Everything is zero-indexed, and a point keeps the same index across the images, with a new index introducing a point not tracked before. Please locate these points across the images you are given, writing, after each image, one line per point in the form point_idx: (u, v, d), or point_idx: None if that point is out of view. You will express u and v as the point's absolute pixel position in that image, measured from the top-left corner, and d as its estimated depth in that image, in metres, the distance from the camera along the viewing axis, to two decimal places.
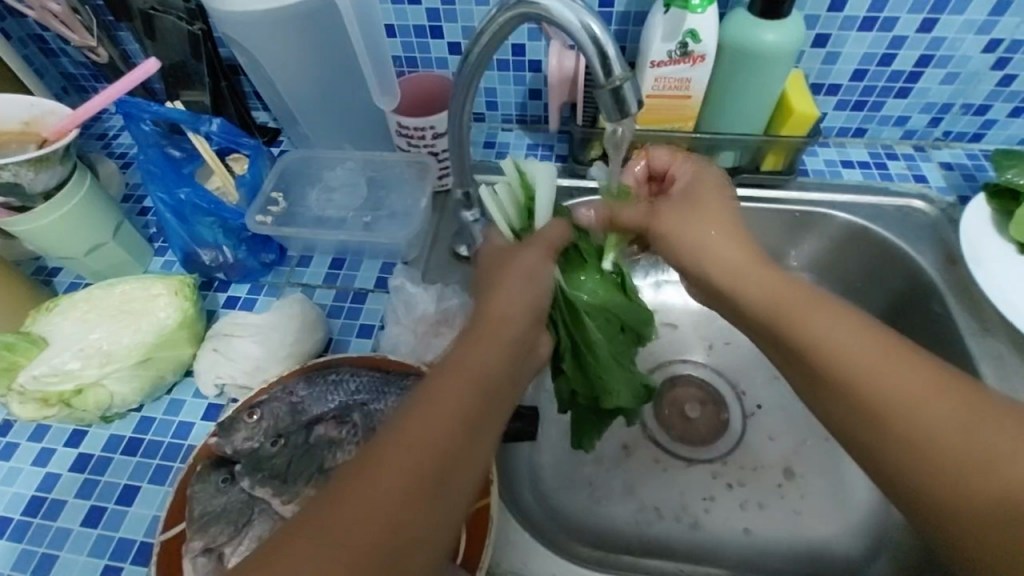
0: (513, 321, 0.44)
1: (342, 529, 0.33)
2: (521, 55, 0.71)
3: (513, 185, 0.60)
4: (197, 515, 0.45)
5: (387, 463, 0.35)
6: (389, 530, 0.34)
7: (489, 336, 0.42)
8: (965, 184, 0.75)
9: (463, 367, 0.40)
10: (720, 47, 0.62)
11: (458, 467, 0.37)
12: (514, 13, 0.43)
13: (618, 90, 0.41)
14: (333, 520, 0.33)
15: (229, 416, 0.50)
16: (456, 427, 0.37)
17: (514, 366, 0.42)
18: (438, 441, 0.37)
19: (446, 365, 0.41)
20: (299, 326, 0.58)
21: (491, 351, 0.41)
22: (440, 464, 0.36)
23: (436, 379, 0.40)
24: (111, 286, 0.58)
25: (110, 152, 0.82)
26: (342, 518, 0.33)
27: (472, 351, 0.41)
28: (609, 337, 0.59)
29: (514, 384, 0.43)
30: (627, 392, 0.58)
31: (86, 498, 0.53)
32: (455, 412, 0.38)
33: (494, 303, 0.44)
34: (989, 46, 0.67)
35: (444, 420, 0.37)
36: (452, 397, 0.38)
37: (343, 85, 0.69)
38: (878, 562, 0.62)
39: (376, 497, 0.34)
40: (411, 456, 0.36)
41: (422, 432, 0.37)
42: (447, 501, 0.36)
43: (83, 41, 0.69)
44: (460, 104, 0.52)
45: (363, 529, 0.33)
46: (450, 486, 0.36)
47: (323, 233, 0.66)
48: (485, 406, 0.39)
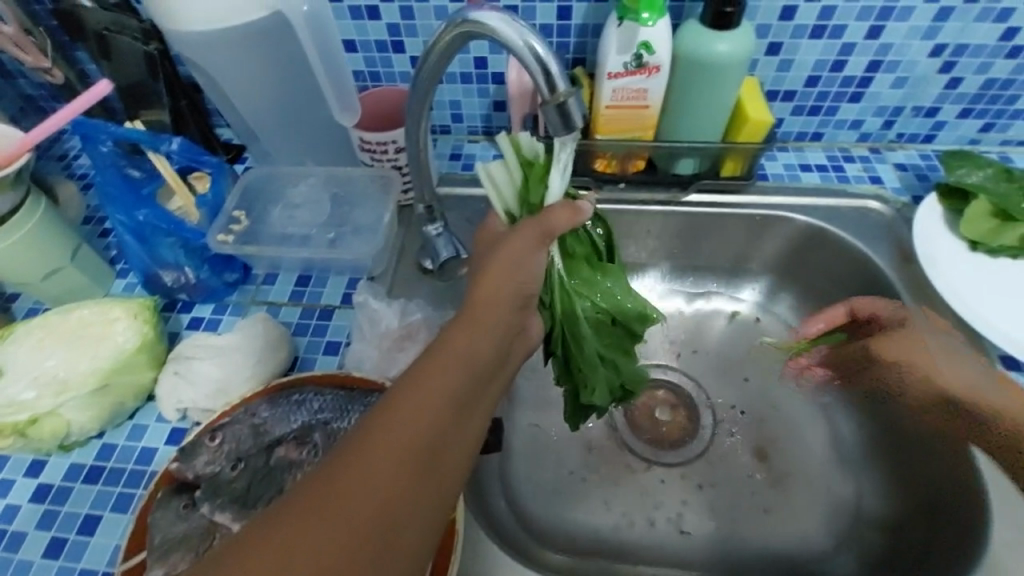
0: (500, 305, 0.45)
1: (342, 501, 0.32)
2: (483, 68, 0.72)
3: (514, 167, 0.55)
4: (158, 543, 0.45)
5: (382, 437, 0.35)
6: (386, 503, 0.33)
7: (478, 320, 0.43)
8: (919, 184, 0.77)
9: (455, 347, 0.41)
10: (675, 58, 0.63)
11: (450, 444, 0.37)
12: (459, 31, 0.44)
13: (563, 105, 0.42)
14: (332, 492, 0.32)
15: (190, 441, 0.49)
16: (449, 403, 0.38)
17: (499, 350, 0.43)
18: (430, 421, 0.37)
19: (437, 347, 0.41)
20: (262, 345, 0.58)
21: (481, 335, 0.42)
22: (433, 441, 0.36)
23: (428, 360, 0.40)
24: (67, 311, 0.57)
25: (70, 173, 0.80)
26: (341, 489, 0.33)
27: (462, 332, 0.42)
28: (597, 329, 0.57)
29: (501, 367, 0.44)
30: (605, 389, 0.56)
31: (47, 530, 0.52)
32: (448, 389, 0.38)
33: (481, 286, 0.45)
34: (935, 51, 0.69)
35: (439, 397, 0.38)
36: (445, 378, 0.39)
37: (305, 102, 0.69)
38: (845, 558, 0.63)
39: (374, 469, 0.34)
40: (405, 435, 0.35)
41: (417, 407, 0.37)
42: (441, 476, 0.36)
43: (37, 63, 0.68)
44: (415, 118, 0.53)
45: (361, 500, 0.33)
46: (443, 461, 0.37)
47: (286, 250, 0.65)
48: (473, 388, 0.40)
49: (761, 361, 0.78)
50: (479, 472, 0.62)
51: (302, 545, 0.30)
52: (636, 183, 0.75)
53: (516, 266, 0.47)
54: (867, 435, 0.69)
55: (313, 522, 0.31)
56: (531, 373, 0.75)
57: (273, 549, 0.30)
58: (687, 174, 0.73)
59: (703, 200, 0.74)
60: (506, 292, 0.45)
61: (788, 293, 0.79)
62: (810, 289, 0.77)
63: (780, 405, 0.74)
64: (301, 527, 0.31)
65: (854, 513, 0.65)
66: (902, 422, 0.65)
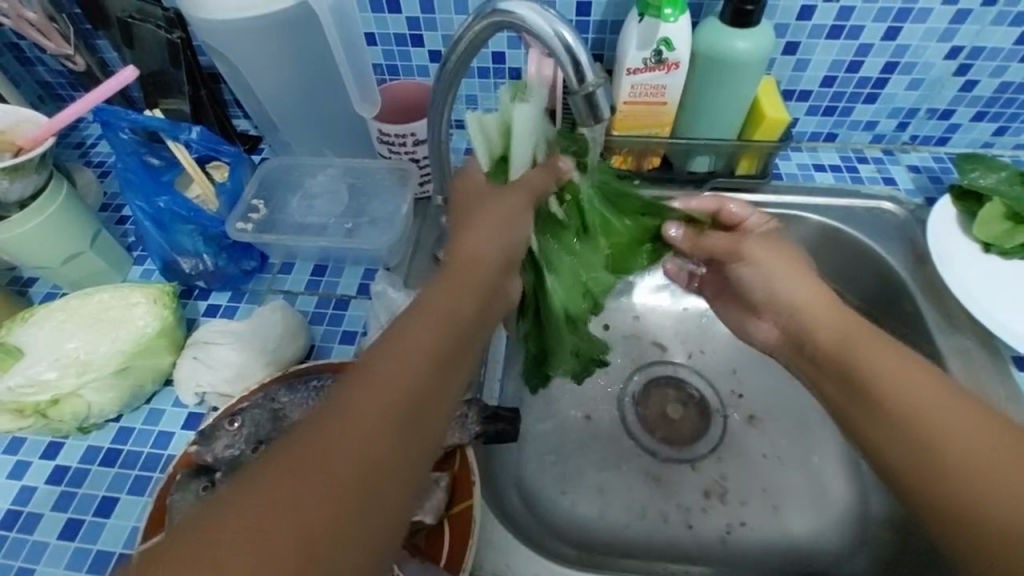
0: (490, 265, 0.44)
1: (326, 463, 0.31)
2: (502, 63, 0.72)
3: (502, 124, 0.51)
4: (177, 524, 0.45)
5: (360, 395, 0.34)
6: (367, 467, 0.32)
7: (460, 276, 0.42)
8: (933, 186, 0.77)
9: (437, 303, 0.40)
10: (694, 55, 0.64)
11: (429, 405, 0.36)
12: (490, 22, 0.44)
13: (591, 96, 0.42)
14: (313, 455, 0.31)
15: (210, 425, 0.49)
16: (431, 363, 0.37)
17: (485, 304, 0.42)
18: (407, 376, 0.35)
19: (415, 305, 0.40)
20: (281, 332, 0.58)
21: (463, 290, 0.41)
22: (410, 395, 0.35)
23: (404, 318, 0.39)
24: (89, 295, 0.57)
25: (87, 160, 0.81)
26: (318, 446, 0.32)
27: (445, 288, 0.41)
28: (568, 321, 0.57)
29: (486, 325, 0.42)
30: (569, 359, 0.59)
31: (63, 511, 0.53)
32: (427, 347, 0.37)
33: (461, 244, 0.44)
34: (951, 54, 0.69)
35: (416, 352, 0.37)
36: (422, 333, 0.38)
37: (323, 92, 0.70)
38: (857, 559, 0.63)
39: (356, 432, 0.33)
40: (381, 392, 0.34)
41: (394, 368, 0.36)
42: (422, 427, 0.35)
43: (59, 49, 0.69)
44: (439, 110, 0.53)
45: (335, 458, 0.32)
46: (422, 418, 0.35)
47: (304, 239, 0.66)
48: (454, 341, 0.39)
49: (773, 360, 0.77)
50: (490, 463, 0.63)
51: (269, 507, 0.29)
52: (650, 180, 0.75)
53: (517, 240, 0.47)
54: None
55: (294, 487, 0.30)
56: None
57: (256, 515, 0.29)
58: (703, 171, 0.74)
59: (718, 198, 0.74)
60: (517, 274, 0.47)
61: None
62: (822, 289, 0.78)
63: (791, 402, 0.74)
64: (281, 491, 0.30)
65: (865, 513, 0.65)
66: None
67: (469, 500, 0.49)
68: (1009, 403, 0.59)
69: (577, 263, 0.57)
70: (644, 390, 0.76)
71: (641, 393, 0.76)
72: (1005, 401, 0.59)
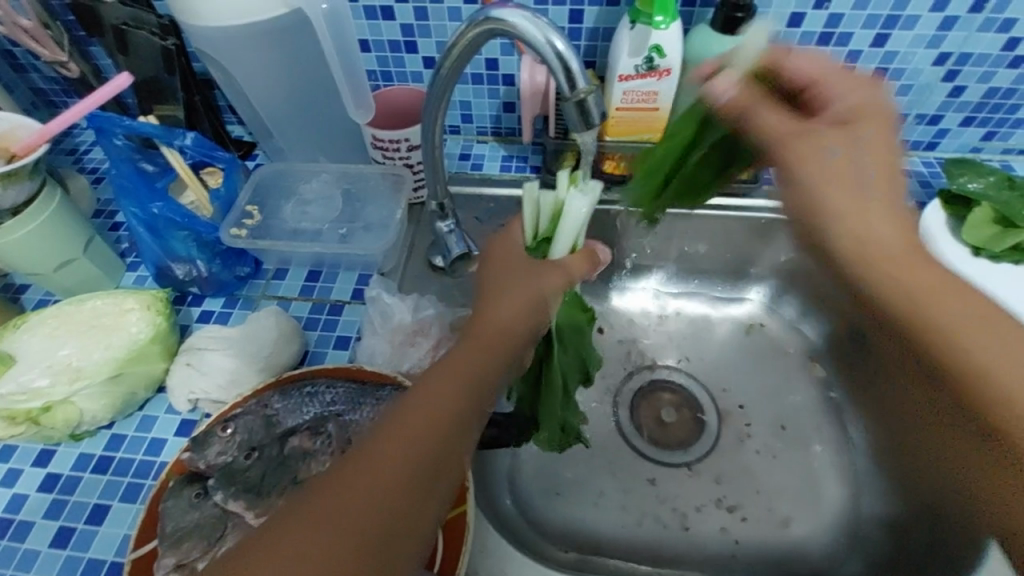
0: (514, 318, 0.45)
1: (353, 517, 0.34)
2: (495, 70, 0.73)
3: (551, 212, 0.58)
4: (169, 531, 0.45)
5: (388, 453, 0.36)
6: (386, 522, 0.35)
7: (488, 334, 0.44)
8: (923, 190, 0.78)
9: (465, 361, 0.42)
10: (685, 63, 0.65)
11: (450, 463, 0.38)
12: (482, 29, 0.45)
13: (583, 103, 0.43)
14: (335, 508, 0.34)
15: (203, 431, 0.49)
16: (452, 423, 0.39)
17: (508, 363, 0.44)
18: (433, 436, 0.38)
19: (446, 360, 0.42)
20: (275, 338, 0.58)
21: (490, 348, 0.43)
22: (433, 454, 0.37)
23: (435, 374, 0.41)
24: (82, 301, 0.57)
25: (80, 167, 0.81)
26: (347, 501, 0.34)
27: (470, 347, 0.43)
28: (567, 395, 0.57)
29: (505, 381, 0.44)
30: (551, 426, 0.57)
31: (55, 518, 0.52)
32: (454, 406, 0.39)
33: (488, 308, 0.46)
34: (938, 60, 0.70)
35: (443, 411, 0.39)
36: (449, 392, 0.40)
37: (317, 98, 0.70)
38: (851, 562, 0.63)
39: (378, 487, 0.35)
40: (408, 451, 0.37)
41: (421, 426, 0.38)
42: (443, 483, 0.38)
43: (53, 56, 0.69)
44: (433, 115, 0.53)
45: (365, 513, 0.34)
46: (444, 475, 0.38)
47: (298, 245, 0.66)
48: (478, 400, 0.41)
49: (768, 364, 0.78)
50: (485, 467, 0.63)
51: (300, 555, 0.32)
52: None
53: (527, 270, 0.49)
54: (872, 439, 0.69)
55: (320, 538, 0.33)
56: None
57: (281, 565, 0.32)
58: None
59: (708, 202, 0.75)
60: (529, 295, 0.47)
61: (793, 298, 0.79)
62: None
63: (783, 405, 0.74)
64: (305, 542, 0.33)
65: (858, 516, 0.66)
66: (905, 425, 0.65)
67: (463, 506, 0.49)
68: None
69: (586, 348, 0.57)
70: (638, 394, 0.76)
71: (634, 397, 0.76)
72: None
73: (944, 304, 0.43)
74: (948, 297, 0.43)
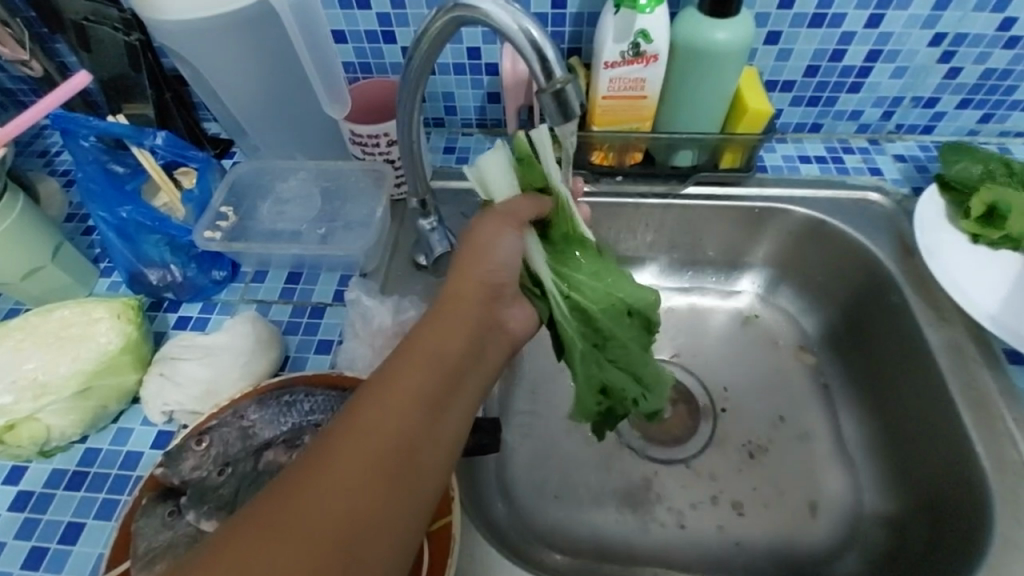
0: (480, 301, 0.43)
1: (317, 511, 0.30)
2: (477, 59, 0.70)
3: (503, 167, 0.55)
4: (142, 552, 0.43)
5: (353, 438, 0.33)
6: (356, 514, 0.31)
7: (453, 313, 0.41)
8: (919, 176, 0.76)
9: (432, 342, 0.39)
10: (673, 47, 0.62)
11: (423, 450, 0.35)
12: (451, 17, 0.42)
13: (560, 93, 0.40)
14: (296, 499, 0.30)
15: (177, 445, 0.47)
16: (425, 404, 0.36)
17: (479, 344, 0.41)
18: (402, 420, 0.35)
19: (410, 343, 0.39)
20: (252, 345, 0.56)
21: (457, 328, 0.41)
22: (404, 440, 0.34)
23: (399, 357, 0.38)
24: (49, 312, 0.55)
25: (51, 169, 0.78)
26: (309, 493, 0.31)
27: (433, 331, 0.40)
28: (596, 341, 0.51)
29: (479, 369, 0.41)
30: (587, 392, 0.51)
31: (27, 539, 0.50)
32: (422, 388, 0.37)
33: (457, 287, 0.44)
34: (935, 40, 0.68)
35: (410, 393, 0.36)
36: (416, 373, 0.37)
37: (290, 93, 0.67)
38: (850, 558, 0.62)
39: (339, 480, 0.31)
40: (376, 435, 0.34)
41: (388, 409, 0.35)
42: (418, 473, 0.34)
43: (15, 54, 0.66)
44: (407, 110, 0.51)
45: (329, 506, 0.31)
46: (418, 464, 0.35)
47: (275, 247, 0.63)
48: (449, 382, 0.38)
49: (763, 356, 0.76)
50: (473, 471, 0.61)
51: (259, 557, 0.28)
52: (633, 176, 0.73)
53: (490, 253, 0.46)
54: (870, 431, 0.67)
55: (280, 538, 0.29)
56: (527, 372, 0.74)
57: (230, 573, 0.27)
58: (686, 166, 0.72)
59: (700, 193, 0.73)
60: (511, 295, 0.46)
61: (788, 286, 0.78)
62: (809, 282, 0.77)
63: (779, 397, 0.73)
64: (258, 546, 0.29)
65: (854, 510, 0.64)
66: (903, 418, 0.63)
67: (444, 517, 0.47)
68: (999, 400, 0.57)
69: (599, 287, 0.51)
70: None
71: None
72: (996, 397, 0.57)
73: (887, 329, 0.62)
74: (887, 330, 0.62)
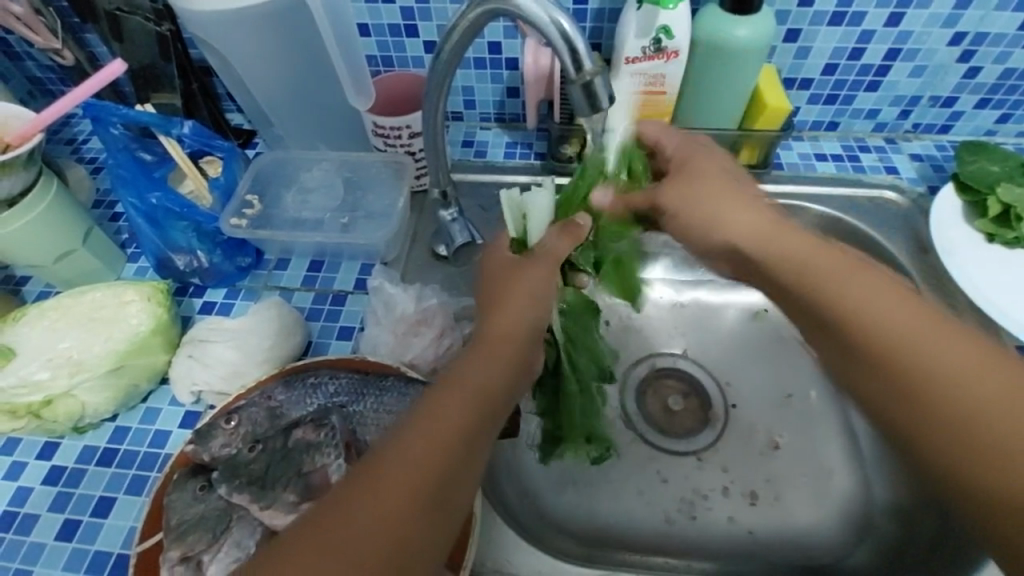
0: (515, 337, 0.43)
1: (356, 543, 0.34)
2: (498, 53, 0.71)
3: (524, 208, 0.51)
4: (174, 524, 0.44)
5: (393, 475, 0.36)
6: (389, 549, 0.34)
7: (496, 354, 0.42)
8: (935, 175, 0.76)
9: (466, 384, 0.40)
10: (694, 43, 0.63)
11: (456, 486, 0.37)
12: (483, 10, 0.43)
13: (589, 85, 0.41)
14: (337, 533, 0.34)
15: (206, 424, 0.49)
16: (461, 444, 0.38)
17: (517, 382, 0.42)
18: (438, 462, 0.37)
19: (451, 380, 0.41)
20: (276, 330, 0.58)
21: (499, 366, 0.41)
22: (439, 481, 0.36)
23: (442, 395, 0.40)
24: (82, 293, 0.57)
25: (79, 157, 0.80)
26: (349, 526, 0.34)
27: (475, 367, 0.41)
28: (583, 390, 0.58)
29: (511, 403, 0.42)
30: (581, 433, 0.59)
31: (61, 511, 0.52)
32: (460, 427, 0.38)
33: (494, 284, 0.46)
34: (954, 40, 0.68)
35: (448, 436, 0.38)
36: (454, 415, 0.38)
37: (315, 84, 0.69)
38: (860, 551, 0.63)
39: (377, 519, 0.35)
40: (413, 475, 0.36)
41: (427, 451, 0.37)
42: (450, 507, 0.37)
43: (47, 43, 0.68)
44: (434, 102, 0.52)
45: (366, 540, 0.34)
46: (450, 498, 0.37)
47: (299, 235, 0.65)
48: (484, 422, 0.39)
49: (776, 351, 0.76)
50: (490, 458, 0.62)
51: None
52: None
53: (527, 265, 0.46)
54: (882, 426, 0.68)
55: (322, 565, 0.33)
56: None
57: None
58: None
59: None
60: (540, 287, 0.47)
61: None
62: None
63: (790, 391, 0.74)
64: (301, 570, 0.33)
65: (865, 505, 0.65)
66: None
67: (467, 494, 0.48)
68: None
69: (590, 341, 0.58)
70: (644, 381, 0.76)
71: (645, 380, 0.76)
72: None
73: (926, 341, 0.42)
74: (935, 339, 0.41)
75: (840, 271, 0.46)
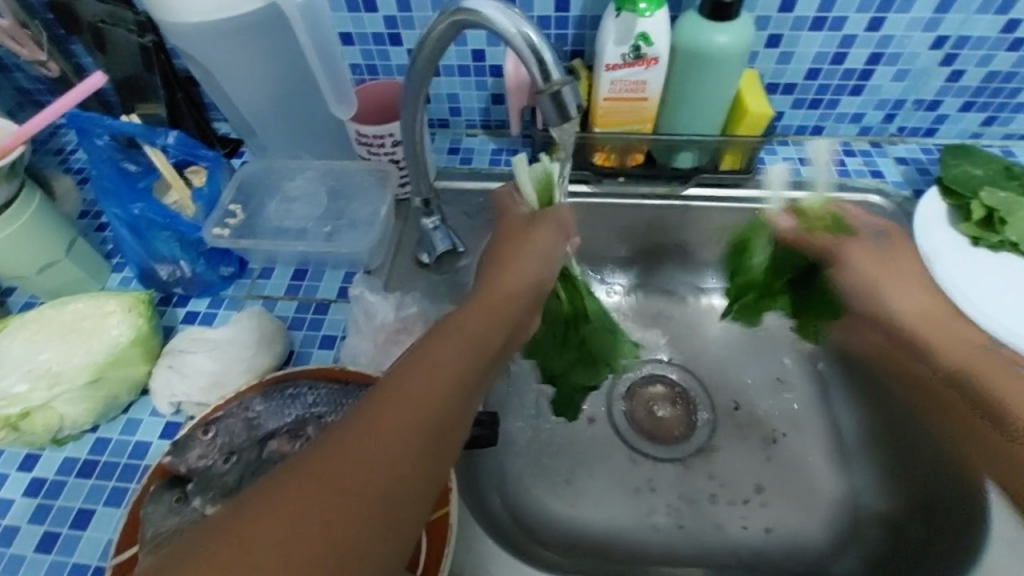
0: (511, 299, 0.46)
1: (355, 478, 0.33)
2: (481, 61, 0.71)
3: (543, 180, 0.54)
4: (150, 536, 0.44)
5: (393, 410, 0.36)
6: (386, 483, 0.34)
7: (486, 305, 0.45)
8: (921, 179, 0.76)
9: (460, 331, 0.42)
10: (673, 49, 0.63)
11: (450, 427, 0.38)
12: (451, 21, 0.43)
13: (558, 95, 0.41)
14: (340, 464, 0.33)
15: (184, 435, 0.49)
16: (453, 387, 0.39)
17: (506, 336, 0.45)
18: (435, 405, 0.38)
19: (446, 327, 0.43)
20: (256, 339, 0.58)
21: (487, 318, 0.44)
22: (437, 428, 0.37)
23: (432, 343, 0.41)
24: (63, 304, 0.57)
25: (66, 167, 0.80)
26: (350, 457, 0.34)
27: (466, 318, 0.44)
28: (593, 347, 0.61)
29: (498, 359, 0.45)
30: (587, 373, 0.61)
31: (40, 523, 0.52)
32: (456, 372, 0.40)
33: (499, 274, 0.47)
34: (936, 43, 0.68)
35: (443, 377, 0.39)
36: (450, 363, 0.40)
37: (297, 93, 0.69)
38: (848, 557, 0.63)
39: (376, 455, 0.34)
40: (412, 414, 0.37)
41: (426, 393, 0.38)
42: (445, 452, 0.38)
43: (32, 55, 0.68)
44: (410, 111, 0.52)
45: (367, 471, 0.34)
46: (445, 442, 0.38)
47: (282, 244, 0.65)
48: (478, 370, 0.41)
49: (763, 355, 0.76)
50: (472, 466, 0.62)
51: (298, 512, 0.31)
52: (634, 178, 0.73)
53: (527, 267, 0.49)
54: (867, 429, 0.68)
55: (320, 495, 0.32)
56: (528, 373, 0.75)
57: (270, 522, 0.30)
58: (687, 168, 0.72)
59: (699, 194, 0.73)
60: (529, 296, 0.48)
61: None
62: None
63: (777, 395, 0.73)
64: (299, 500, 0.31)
65: (853, 512, 0.65)
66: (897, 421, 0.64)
67: (445, 507, 0.48)
68: None
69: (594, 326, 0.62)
70: (631, 388, 0.75)
71: (631, 387, 0.75)
72: None
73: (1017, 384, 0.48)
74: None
75: (930, 329, 0.53)
